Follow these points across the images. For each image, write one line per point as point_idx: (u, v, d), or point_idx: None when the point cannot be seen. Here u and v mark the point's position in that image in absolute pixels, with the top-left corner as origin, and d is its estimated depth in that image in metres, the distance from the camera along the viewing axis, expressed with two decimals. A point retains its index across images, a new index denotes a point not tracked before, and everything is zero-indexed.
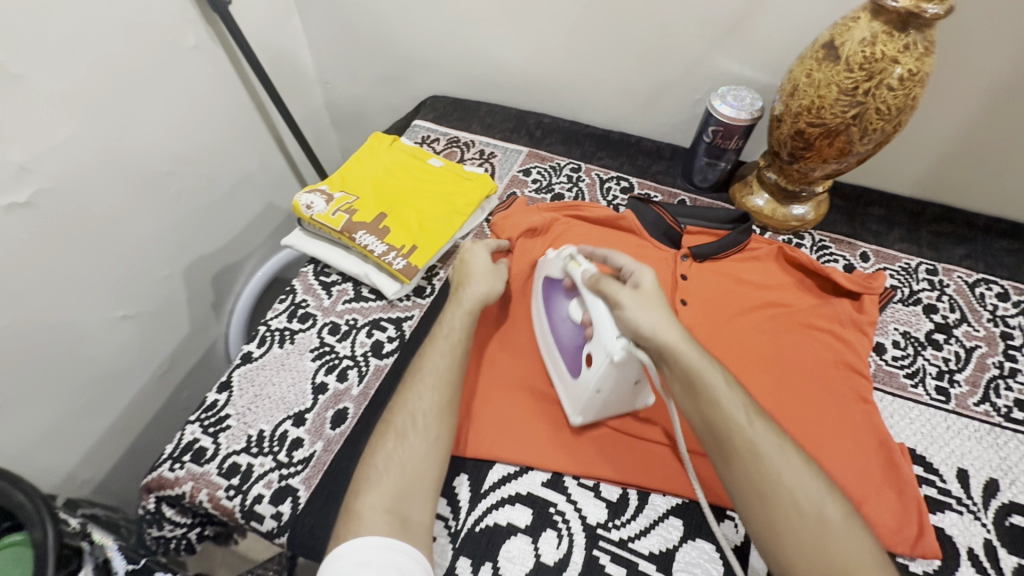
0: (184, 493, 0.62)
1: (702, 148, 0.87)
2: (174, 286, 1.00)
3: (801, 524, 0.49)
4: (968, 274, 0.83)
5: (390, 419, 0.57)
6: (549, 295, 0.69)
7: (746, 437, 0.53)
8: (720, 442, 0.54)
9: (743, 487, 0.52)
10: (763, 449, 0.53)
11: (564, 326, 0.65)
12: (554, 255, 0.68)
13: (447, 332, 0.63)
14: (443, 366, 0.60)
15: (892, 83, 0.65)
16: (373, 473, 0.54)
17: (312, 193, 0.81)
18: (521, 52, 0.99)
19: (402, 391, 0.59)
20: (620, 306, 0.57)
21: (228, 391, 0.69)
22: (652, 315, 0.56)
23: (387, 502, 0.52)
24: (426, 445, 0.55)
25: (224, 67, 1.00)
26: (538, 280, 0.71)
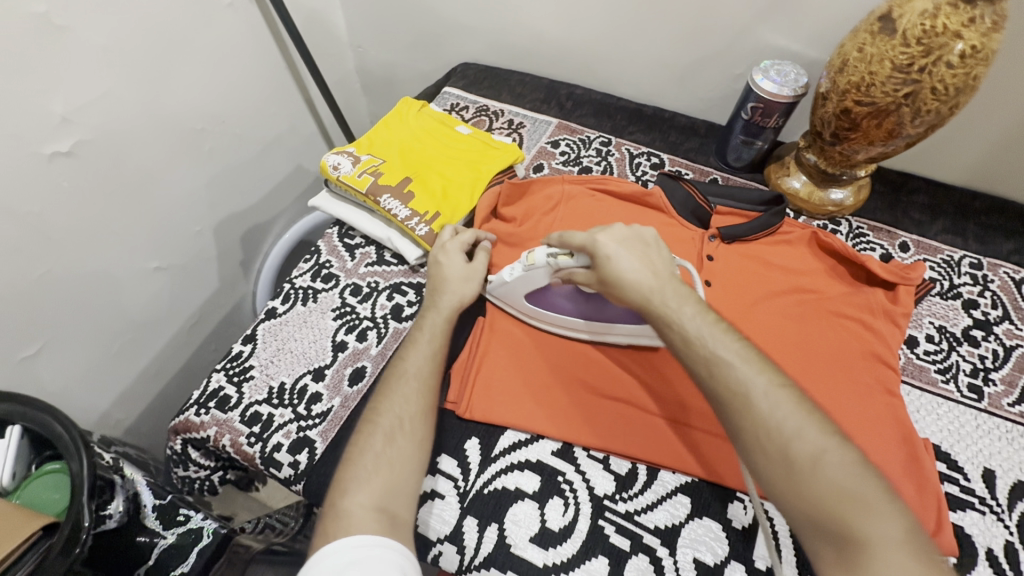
0: (209, 437, 0.65)
1: (739, 126, 0.84)
2: (205, 242, 1.03)
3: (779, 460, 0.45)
4: (1016, 270, 0.79)
5: (376, 421, 0.57)
6: (542, 299, 0.68)
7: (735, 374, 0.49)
8: (721, 407, 0.49)
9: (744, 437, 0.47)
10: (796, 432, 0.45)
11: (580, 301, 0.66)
12: (523, 271, 0.64)
13: (427, 339, 0.64)
14: (425, 370, 0.61)
15: (952, 60, 0.60)
16: (362, 472, 0.53)
17: (339, 154, 0.81)
18: (556, 19, 0.96)
19: (382, 395, 0.59)
20: (597, 284, 0.59)
21: (252, 343, 0.71)
22: (630, 262, 0.56)
23: (376, 501, 0.51)
24: (412, 449, 0.56)
25: (257, 25, 1.00)
26: (519, 300, 0.69)
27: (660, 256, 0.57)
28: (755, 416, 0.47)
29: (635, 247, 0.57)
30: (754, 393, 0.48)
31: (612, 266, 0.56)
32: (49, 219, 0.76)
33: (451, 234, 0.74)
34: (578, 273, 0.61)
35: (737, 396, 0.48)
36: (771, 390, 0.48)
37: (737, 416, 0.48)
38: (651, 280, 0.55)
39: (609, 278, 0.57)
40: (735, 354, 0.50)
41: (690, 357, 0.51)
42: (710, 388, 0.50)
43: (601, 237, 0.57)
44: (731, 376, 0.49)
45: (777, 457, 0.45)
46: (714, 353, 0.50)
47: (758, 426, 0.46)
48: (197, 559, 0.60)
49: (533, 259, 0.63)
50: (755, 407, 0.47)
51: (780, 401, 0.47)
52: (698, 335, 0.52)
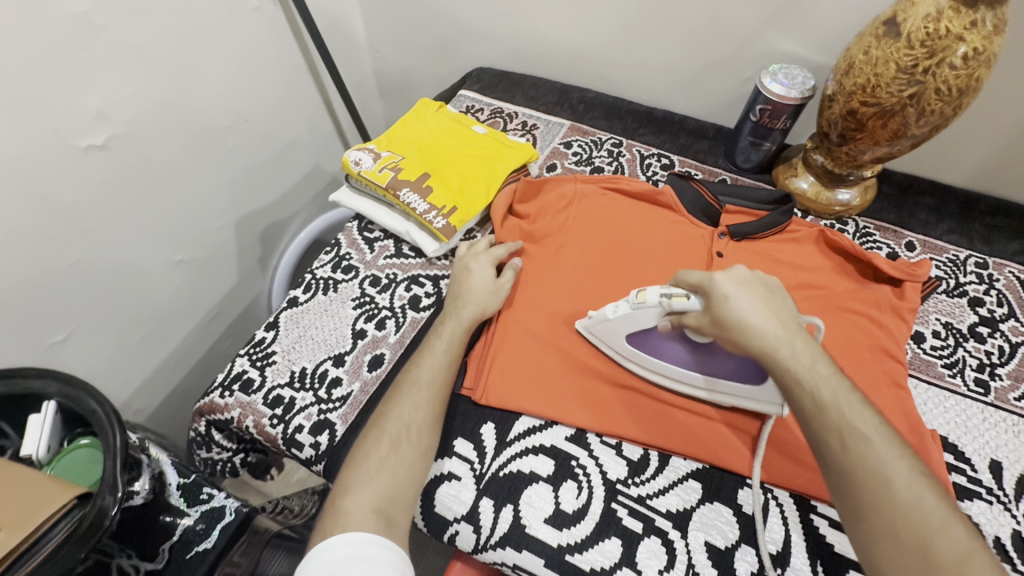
0: (232, 418, 0.67)
1: (748, 128, 0.87)
2: (226, 237, 1.06)
3: (906, 546, 0.43)
4: (1021, 270, 0.80)
5: (383, 425, 0.59)
6: (645, 344, 0.64)
7: (870, 452, 0.47)
8: (848, 481, 0.47)
9: (872, 514, 0.45)
10: (937, 525, 0.43)
11: (692, 352, 0.62)
12: (630, 310, 0.62)
13: (444, 347, 0.66)
14: (436, 379, 0.63)
15: (955, 62, 0.62)
16: (364, 474, 0.56)
17: (361, 151, 0.84)
18: (570, 25, 0.99)
19: (393, 399, 0.62)
20: (709, 326, 0.56)
21: (275, 330, 0.74)
22: (749, 305, 0.53)
23: (375, 503, 0.54)
24: (415, 456, 0.58)
25: (281, 30, 1.04)
26: (619, 341, 0.65)
27: (780, 302, 0.55)
28: (891, 503, 0.45)
29: (758, 291, 0.54)
30: (895, 477, 0.45)
31: (729, 306, 0.54)
32: (82, 210, 0.79)
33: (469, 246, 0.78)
34: (689, 316, 0.58)
35: (873, 475, 0.46)
36: (915, 479, 0.45)
37: (869, 494, 0.45)
38: (779, 330, 0.52)
39: (726, 321, 0.54)
40: (873, 428, 0.48)
41: (817, 423, 0.49)
42: (838, 457, 0.47)
43: (715, 276, 0.56)
44: (869, 453, 0.47)
45: (916, 552, 0.42)
46: (851, 422, 0.48)
47: (899, 514, 0.44)
48: (220, 534, 0.63)
49: (642, 297, 0.61)
50: (895, 493, 0.45)
51: (924, 491, 0.45)
52: (833, 400, 0.49)
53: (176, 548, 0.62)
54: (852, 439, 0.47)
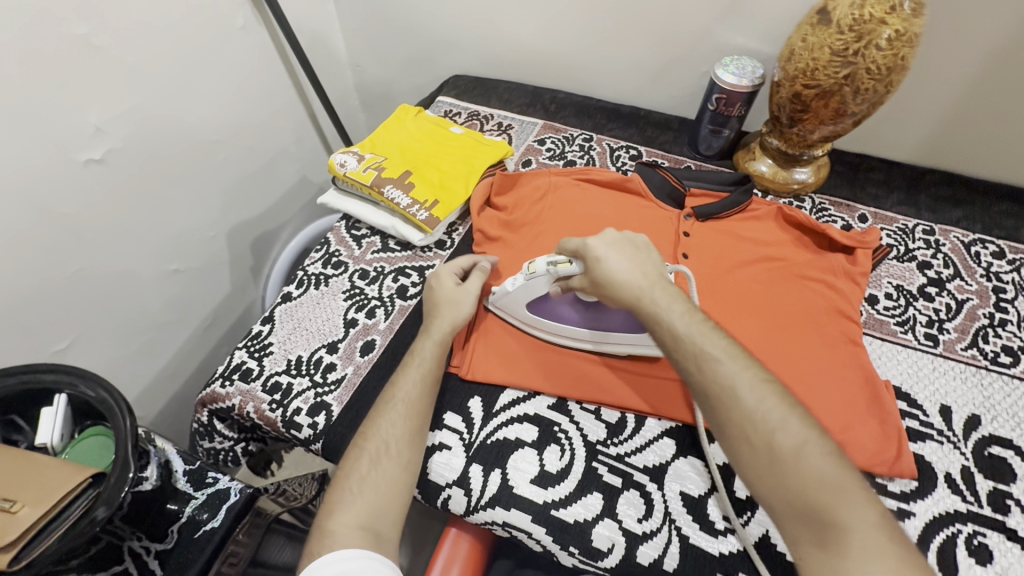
0: (234, 406, 0.71)
1: (707, 117, 0.93)
2: (219, 246, 1.10)
3: (757, 447, 0.49)
4: (965, 234, 0.87)
5: (363, 445, 0.60)
6: (543, 309, 0.71)
7: (722, 370, 0.53)
8: (707, 399, 0.53)
9: (725, 425, 0.51)
10: (780, 422, 0.49)
11: (583, 311, 0.69)
12: (524, 281, 0.68)
13: (416, 364, 0.66)
14: (412, 397, 0.63)
15: (881, 44, 0.69)
16: (346, 495, 0.56)
17: (345, 154, 0.89)
18: (538, 30, 1.05)
19: (370, 422, 0.62)
20: (590, 287, 0.64)
21: (271, 323, 0.78)
22: (618, 261, 0.61)
23: (360, 520, 0.54)
24: (398, 471, 0.58)
25: (267, 47, 1.09)
26: (520, 310, 0.71)
27: (644, 255, 0.63)
28: (743, 414, 0.50)
29: (623, 250, 0.63)
30: (741, 390, 0.51)
31: (602, 266, 0.62)
32: (80, 219, 0.82)
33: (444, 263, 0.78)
34: (574, 280, 0.66)
35: (725, 391, 0.52)
36: (757, 387, 0.52)
37: (722, 407, 0.52)
38: (641, 281, 0.60)
39: (599, 278, 0.62)
40: (721, 349, 0.54)
41: (678, 352, 0.55)
42: (696, 381, 0.54)
43: (591, 242, 0.63)
44: (722, 371, 0.53)
45: (763, 449, 0.49)
46: (704, 347, 0.54)
47: (746, 419, 0.50)
48: (226, 514, 0.66)
49: (534, 268, 0.67)
50: (744, 403, 0.51)
51: (765, 395, 0.51)
52: (687, 332, 0.56)
53: (184, 529, 0.65)
54: (697, 360, 0.54)
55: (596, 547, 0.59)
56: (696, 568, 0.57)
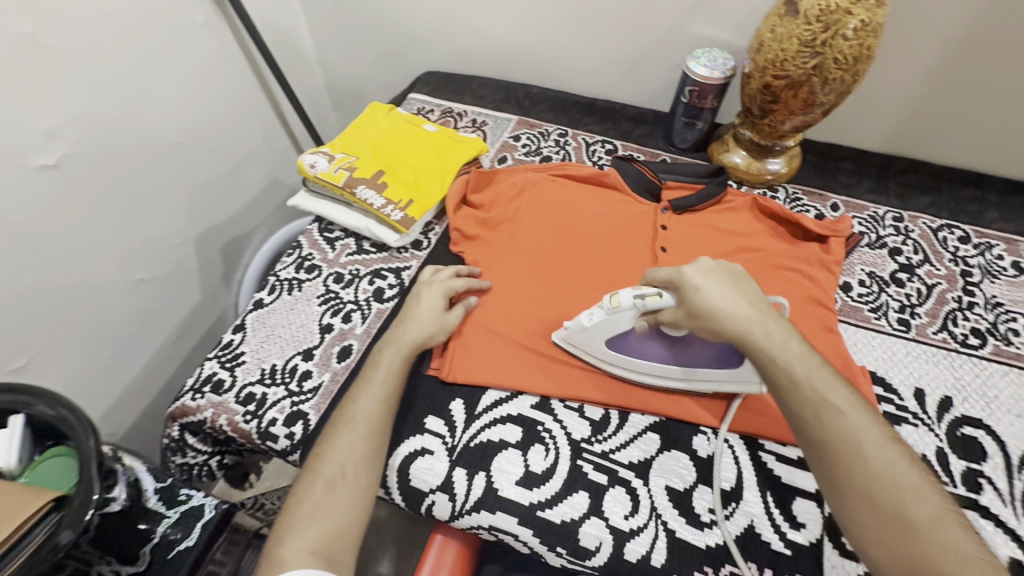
0: (205, 419, 0.68)
1: (680, 109, 0.93)
2: (186, 254, 1.06)
3: (878, 507, 0.47)
4: (932, 220, 0.89)
5: (318, 468, 0.57)
6: (624, 347, 0.66)
7: (845, 423, 0.50)
8: (823, 451, 0.50)
9: (845, 480, 0.49)
10: (905, 485, 0.47)
11: (669, 347, 0.64)
12: (605, 315, 0.62)
13: (380, 380, 0.64)
14: (375, 413, 0.61)
15: (847, 33, 0.70)
16: (298, 520, 0.54)
17: (315, 154, 0.87)
18: (509, 25, 1.04)
19: (328, 440, 0.59)
20: (684, 319, 0.57)
21: (242, 331, 0.75)
22: (720, 294, 0.55)
23: (313, 546, 0.52)
24: (354, 495, 0.56)
25: (229, 45, 1.06)
26: (599, 347, 0.66)
27: (747, 286, 0.57)
28: (867, 470, 0.48)
29: (724, 278, 0.56)
30: (866, 445, 0.49)
31: (699, 294, 0.55)
32: (34, 229, 0.78)
33: (433, 272, 0.76)
34: (663, 312, 0.60)
35: (848, 446, 0.49)
36: (884, 443, 0.49)
37: (841, 461, 0.49)
38: (751, 313, 0.55)
39: (699, 310, 0.56)
40: (844, 400, 0.51)
41: (792, 398, 0.52)
42: (813, 430, 0.51)
43: (685, 270, 0.57)
44: (843, 423, 0.50)
45: (886, 510, 0.47)
46: (823, 395, 0.51)
47: (870, 477, 0.48)
48: (201, 531, 0.64)
49: (616, 301, 0.61)
50: (868, 459, 0.48)
51: (892, 455, 0.49)
52: (807, 377, 0.52)
53: (157, 549, 0.62)
54: (818, 410, 0.51)
55: (584, 546, 0.58)
56: (683, 562, 0.57)
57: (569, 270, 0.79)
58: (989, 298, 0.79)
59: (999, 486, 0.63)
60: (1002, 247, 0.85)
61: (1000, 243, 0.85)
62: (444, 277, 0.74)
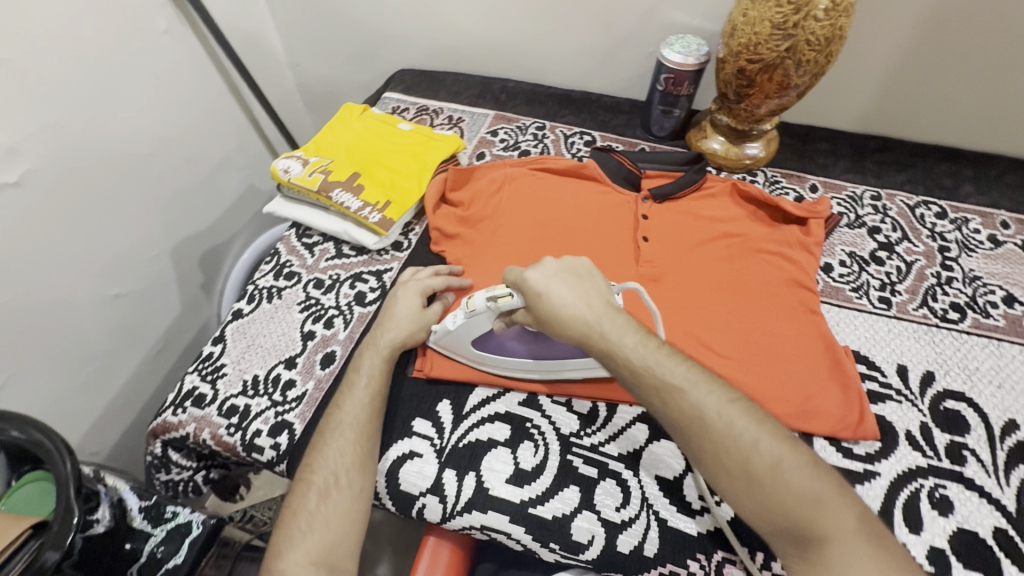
0: (188, 434, 0.67)
1: (657, 97, 0.93)
2: (163, 266, 1.04)
3: (737, 474, 0.49)
4: (910, 197, 0.89)
5: (310, 479, 0.58)
6: (489, 345, 0.67)
7: (689, 400, 0.51)
8: (680, 433, 0.52)
9: (702, 457, 0.50)
10: (753, 447, 0.49)
11: (526, 343, 0.66)
12: (465, 319, 0.63)
13: (363, 384, 0.64)
14: (362, 418, 0.61)
15: (818, 14, 0.70)
16: (296, 532, 0.55)
17: (288, 158, 0.85)
18: (482, 19, 1.03)
19: (316, 449, 0.59)
20: (534, 322, 0.59)
21: (222, 343, 0.74)
22: (562, 293, 0.56)
23: (313, 555, 0.54)
24: (350, 501, 0.57)
25: (196, 51, 1.03)
26: (464, 347, 0.67)
27: (590, 281, 0.58)
28: (718, 442, 0.50)
29: (568, 279, 0.57)
30: (711, 417, 0.51)
31: (545, 301, 0.56)
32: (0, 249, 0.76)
33: (411, 272, 0.75)
34: (518, 313, 0.61)
35: (694, 423, 0.51)
36: (724, 406, 0.51)
37: (697, 441, 0.51)
38: (588, 313, 0.56)
39: (546, 316, 0.57)
40: (684, 378, 0.53)
41: (640, 386, 0.53)
42: (664, 414, 0.52)
43: (528, 273, 0.57)
44: (686, 402, 0.51)
45: (741, 475, 0.49)
46: (663, 378, 0.52)
47: (720, 447, 0.50)
48: (189, 549, 0.62)
49: (472, 304, 0.62)
50: (718, 431, 0.50)
51: (736, 417, 0.51)
52: (643, 364, 0.53)
53: (144, 568, 0.61)
54: (666, 394, 0.52)
55: (577, 541, 0.58)
56: (676, 551, 0.57)
57: None
58: (967, 272, 0.80)
59: (982, 458, 0.64)
60: (978, 221, 0.86)
61: (975, 218, 0.86)
62: (423, 276, 0.72)
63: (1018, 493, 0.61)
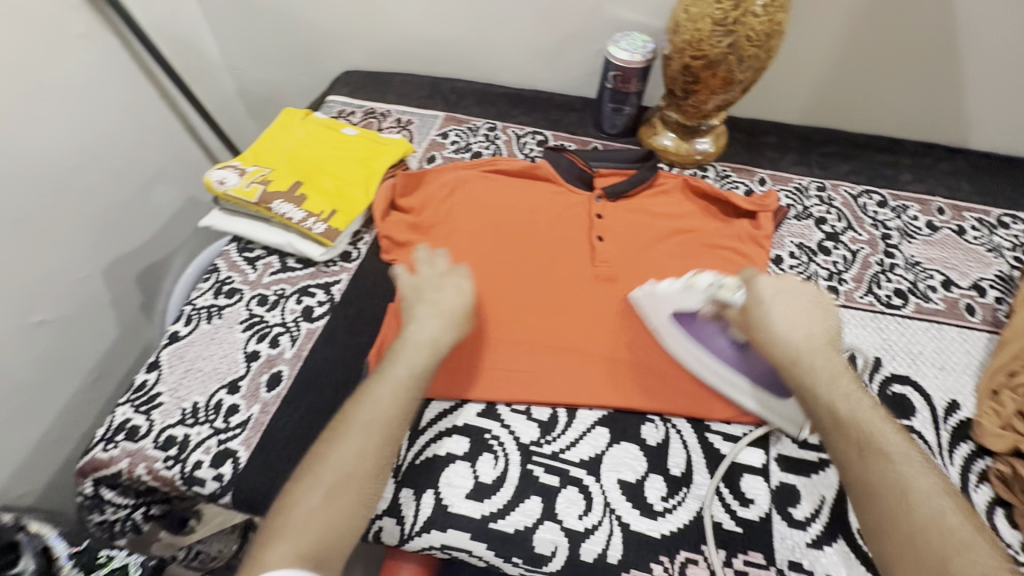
0: (121, 471, 0.62)
1: (607, 95, 0.92)
2: (94, 287, 0.97)
3: (895, 520, 0.46)
4: (852, 187, 0.92)
5: (317, 468, 0.50)
6: (690, 329, 0.67)
7: (867, 435, 0.51)
8: (843, 459, 0.51)
9: (855, 488, 0.50)
10: (924, 505, 0.46)
11: (733, 344, 0.65)
12: (681, 287, 0.68)
13: (405, 376, 0.57)
14: (395, 415, 0.54)
15: (756, 10, 0.70)
16: (289, 526, 0.46)
17: (223, 169, 0.80)
18: (426, 18, 1.00)
19: (333, 436, 0.52)
20: (741, 322, 0.63)
21: (157, 369, 0.69)
22: (788, 316, 0.59)
23: (301, 555, 0.45)
24: (356, 503, 0.49)
25: (120, 56, 0.97)
26: (662, 314, 0.68)
27: (821, 317, 0.60)
28: (907, 521, 0.46)
29: (789, 301, 0.60)
30: (896, 463, 0.49)
31: (766, 309, 0.60)
32: None
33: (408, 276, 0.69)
34: (731, 308, 0.65)
35: (870, 459, 0.49)
36: (931, 486, 0.47)
37: (860, 474, 0.49)
38: (800, 335, 0.58)
39: (757, 324, 0.61)
40: (878, 425, 0.51)
41: (817, 411, 0.55)
42: (836, 440, 0.52)
43: (765, 278, 0.62)
44: (885, 470, 0.48)
45: (901, 524, 0.46)
46: (867, 438, 0.51)
47: (885, 489, 0.48)
48: None
49: (695, 280, 0.68)
50: (891, 476, 0.48)
51: (923, 479, 0.48)
52: (826, 396, 0.54)
53: None
54: (838, 422, 0.53)
55: (539, 553, 0.57)
56: (639, 555, 0.57)
57: (509, 267, 0.77)
58: (908, 258, 0.83)
59: (928, 439, 0.66)
60: (916, 208, 0.89)
61: (914, 205, 0.89)
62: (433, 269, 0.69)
63: (962, 471, 0.63)
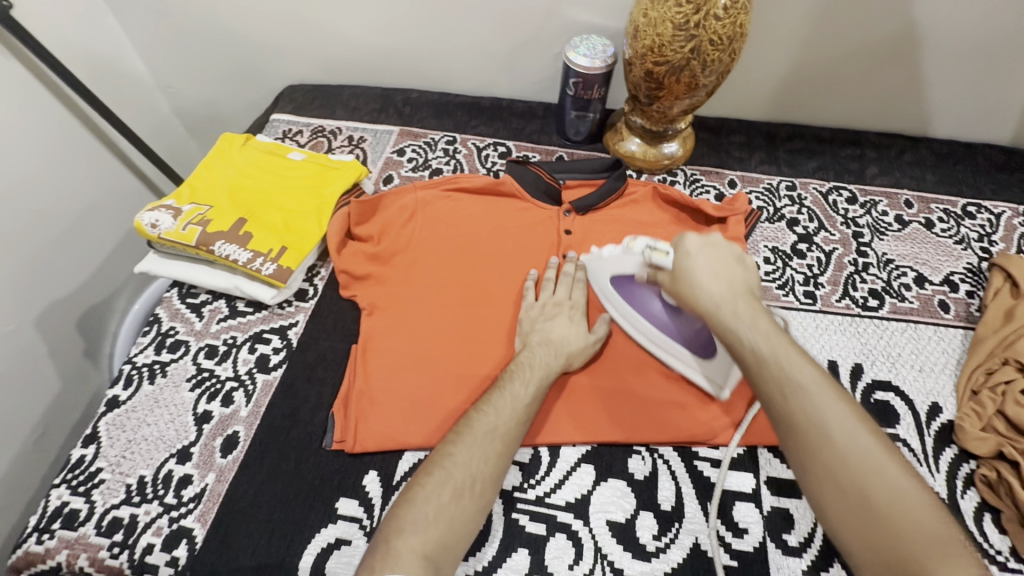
0: (60, 564, 0.56)
1: (569, 102, 0.88)
2: (27, 340, 0.88)
3: (826, 458, 0.44)
4: (822, 184, 0.91)
5: (437, 468, 0.50)
6: (625, 291, 0.67)
7: (793, 377, 0.47)
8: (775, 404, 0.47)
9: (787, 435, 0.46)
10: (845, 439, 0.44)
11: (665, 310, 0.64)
12: (621, 252, 0.65)
13: (525, 392, 0.58)
14: (513, 425, 0.55)
15: (718, 12, 0.67)
16: (418, 515, 0.47)
17: (155, 210, 0.73)
18: (372, 26, 0.93)
19: (457, 439, 0.53)
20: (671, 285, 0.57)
21: (95, 443, 0.62)
22: (708, 268, 0.54)
23: (427, 548, 0.45)
24: (478, 508, 0.49)
25: (29, 84, 0.87)
26: (603, 281, 0.69)
27: (742, 268, 0.55)
28: (825, 434, 0.44)
29: (716, 255, 0.55)
30: (822, 403, 0.45)
31: (691, 262, 0.55)
32: None
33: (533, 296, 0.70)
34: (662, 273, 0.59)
35: (804, 406, 0.45)
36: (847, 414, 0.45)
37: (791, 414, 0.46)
38: (723, 290, 0.52)
39: (683, 281, 0.55)
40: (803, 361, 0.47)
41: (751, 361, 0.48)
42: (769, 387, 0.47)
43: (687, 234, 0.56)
44: (806, 387, 0.46)
45: (838, 466, 0.43)
46: (784, 365, 0.47)
47: (815, 432, 0.45)
48: None
49: (633, 243, 0.63)
50: (819, 414, 0.45)
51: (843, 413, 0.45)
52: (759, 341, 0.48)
53: None
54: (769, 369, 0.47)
55: None
56: None
57: (476, 296, 0.72)
58: (880, 256, 0.82)
59: (913, 447, 0.65)
60: (885, 203, 0.88)
61: (883, 200, 0.89)
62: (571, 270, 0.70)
63: (948, 479, 0.63)
